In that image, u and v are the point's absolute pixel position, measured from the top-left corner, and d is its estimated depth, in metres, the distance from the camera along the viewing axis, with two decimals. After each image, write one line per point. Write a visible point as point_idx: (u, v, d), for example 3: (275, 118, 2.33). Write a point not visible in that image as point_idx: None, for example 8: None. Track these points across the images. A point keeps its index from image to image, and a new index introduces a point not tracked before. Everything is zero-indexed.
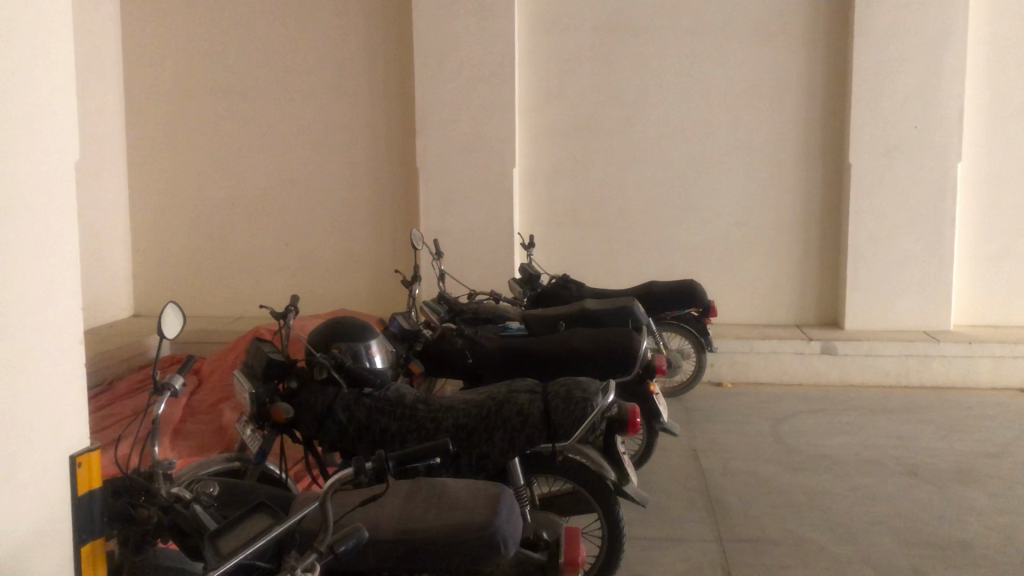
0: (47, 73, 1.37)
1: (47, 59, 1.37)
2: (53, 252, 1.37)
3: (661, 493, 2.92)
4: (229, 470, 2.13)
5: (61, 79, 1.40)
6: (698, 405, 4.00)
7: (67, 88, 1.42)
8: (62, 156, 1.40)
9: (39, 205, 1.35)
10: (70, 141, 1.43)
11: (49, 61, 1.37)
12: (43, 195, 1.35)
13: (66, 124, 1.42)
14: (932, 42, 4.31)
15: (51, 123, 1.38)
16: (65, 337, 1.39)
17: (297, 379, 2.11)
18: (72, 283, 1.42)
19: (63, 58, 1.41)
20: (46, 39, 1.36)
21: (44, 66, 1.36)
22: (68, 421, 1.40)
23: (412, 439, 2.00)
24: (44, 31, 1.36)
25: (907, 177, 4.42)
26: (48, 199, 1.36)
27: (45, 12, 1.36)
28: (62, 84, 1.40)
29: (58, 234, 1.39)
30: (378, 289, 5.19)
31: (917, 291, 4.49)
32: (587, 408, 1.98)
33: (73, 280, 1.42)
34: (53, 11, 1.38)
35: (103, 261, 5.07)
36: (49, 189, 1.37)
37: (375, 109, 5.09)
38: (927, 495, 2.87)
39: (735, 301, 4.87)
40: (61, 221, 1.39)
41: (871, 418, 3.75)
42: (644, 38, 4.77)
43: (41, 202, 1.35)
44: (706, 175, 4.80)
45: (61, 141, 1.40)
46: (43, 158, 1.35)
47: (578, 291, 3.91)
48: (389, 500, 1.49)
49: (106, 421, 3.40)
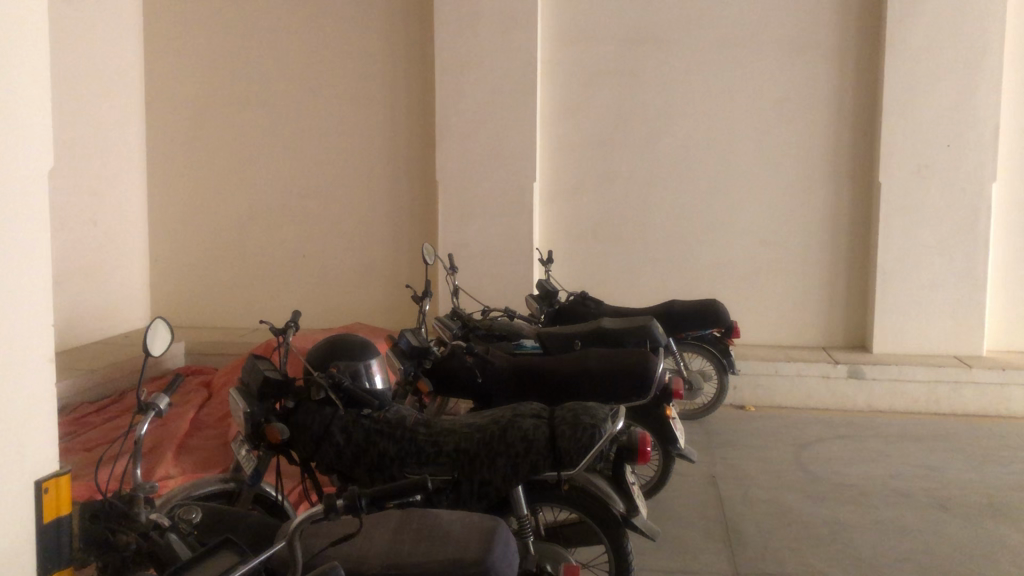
0: (18, 93, 1.42)
1: (21, 79, 1.42)
2: (24, 263, 1.42)
3: (676, 521, 2.82)
4: (223, 491, 2.05)
5: (33, 98, 1.45)
6: (718, 429, 3.89)
7: (42, 105, 1.47)
8: (35, 173, 1.46)
9: (11, 222, 1.40)
10: (43, 158, 1.48)
11: (23, 81, 1.42)
12: (14, 209, 1.40)
13: (41, 139, 1.47)
14: (968, 58, 4.18)
15: (25, 143, 1.43)
16: (34, 349, 1.44)
17: (294, 399, 2.02)
18: (45, 299, 1.47)
19: (37, 79, 1.46)
20: (18, 58, 1.41)
21: (18, 85, 1.42)
22: (35, 450, 1.45)
23: (412, 462, 1.92)
24: (14, 48, 1.40)
25: (939, 196, 4.29)
26: (20, 214, 1.42)
27: (20, 34, 1.42)
28: (37, 101, 1.45)
29: (31, 246, 1.44)
30: (395, 303, 5.11)
31: (949, 315, 4.34)
32: (595, 434, 1.87)
33: (46, 292, 1.47)
34: (26, 32, 1.43)
35: (122, 270, 5.04)
36: (22, 207, 1.42)
37: (396, 122, 5.03)
38: (955, 529, 2.75)
39: (760, 322, 4.74)
40: (34, 240, 1.44)
41: (897, 446, 3.61)
42: (669, 52, 4.68)
43: (13, 216, 1.40)
44: (730, 192, 4.69)
45: (34, 158, 1.45)
46: (15, 177, 1.41)
47: (597, 308, 3.82)
48: (377, 532, 1.40)
49: (110, 433, 3.32)
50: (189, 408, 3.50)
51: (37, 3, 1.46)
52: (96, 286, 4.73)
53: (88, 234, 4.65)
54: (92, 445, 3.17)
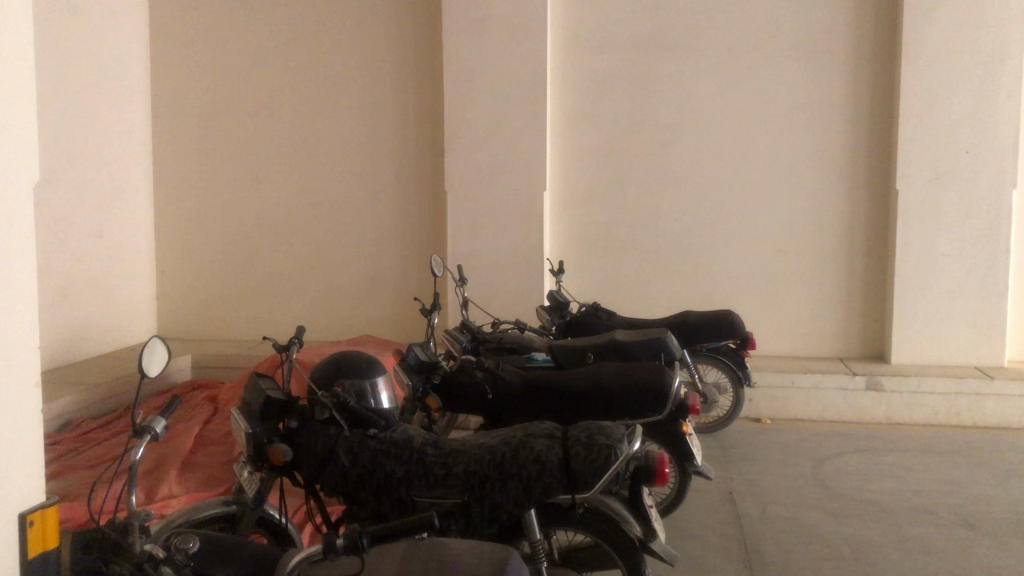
0: (10, 141, 1.60)
1: (7, 130, 1.59)
2: (14, 297, 1.59)
3: (693, 541, 2.73)
4: (225, 515, 1.95)
5: (21, 151, 1.62)
6: (734, 443, 3.80)
7: (30, 159, 1.65)
8: (21, 208, 1.62)
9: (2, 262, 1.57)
10: (28, 196, 1.65)
11: (13, 137, 1.60)
12: (6, 251, 1.58)
13: (26, 187, 1.64)
14: (986, 62, 4.09)
15: (16, 191, 1.61)
16: (21, 375, 1.60)
17: (298, 418, 1.95)
18: (30, 332, 1.63)
19: (22, 127, 1.63)
20: (5, 111, 1.59)
21: (10, 140, 1.60)
22: (19, 481, 1.60)
23: (420, 485, 1.84)
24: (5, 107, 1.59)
25: (956, 204, 4.20)
26: (11, 255, 1.59)
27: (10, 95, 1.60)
28: (25, 154, 1.63)
29: (19, 283, 1.61)
30: (403, 315, 5.03)
31: (969, 325, 4.24)
32: (610, 455, 1.79)
33: (31, 326, 1.63)
34: (11, 83, 1.60)
35: (128, 283, 4.99)
36: (12, 242, 1.59)
37: (404, 130, 4.97)
38: (981, 548, 2.65)
39: (776, 334, 4.65)
40: (22, 278, 1.61)
41: (919, 460, 3.52)
42: (682, 58, 4.60)
43: (5, 256, 1.58)
44: (744, 200, 4.61)
45: (22, 199, 1.62)
46: (5, 217, 1.58)
47: (610, 319, 3.75)
48: (383, 564, 1.30)
49: (113, 450, 3.25)
50: (195, 424, 3.43)
51: (26, 68, 1.64)
52: (102, 300, 4.68)
53: (94, 247, 4.60)
54: (96, 462, 3.10)
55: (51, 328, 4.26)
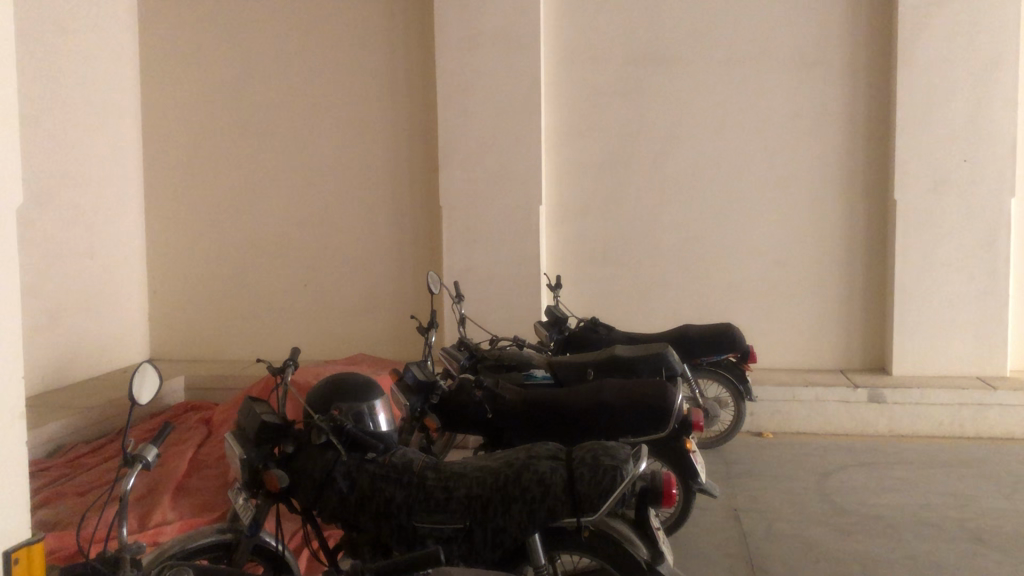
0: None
1: None
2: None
3: (699, 560, 2.68)
4: (220, 544, 1.89)
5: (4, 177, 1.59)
6: (736, 458, 3.75)
7: (11, 185, 1.61)
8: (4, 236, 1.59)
9: None
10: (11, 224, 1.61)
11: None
12: None
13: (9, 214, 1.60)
14: (982, 70, 4.07)
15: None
16: (5, 406, 1.57)
17: (294, 443, 1.89)
18: (14, 363, 1.59)
19: (4, 153, 1.60)
20: None
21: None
22: (4, 516, 1.56)
23: (421, 510, 1.79)
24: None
25: (955, 213, 4.17)
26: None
27: None
28: (7, 181, 1.60)
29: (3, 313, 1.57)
30: (398, 332, 4.98)
31: (970, 335, 4.20)
32: (616, 477, 1.73)
33: (15, 356, 1.60)
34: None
35: (120, 304, 4.93)
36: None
37: (398, 146, 4.93)
38: (993, 563, 2.60)
39: (776, 346, 4.61)
40: (6, 307, 1.58)
41: (924, 473, 3.47)
42: (676, 70, 4.58)
43: None
44: (741, 213, 4.58)
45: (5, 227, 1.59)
46: None
47: (609, 334, 3.71)
48: None
49: (106, 475, 3.19)
50: (189, 448, 3.37)
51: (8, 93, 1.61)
52: (94, 321, 4.62)
53: (84, 268, 4.54)
54: (88, 488, 3.04)
55: (43, 350, 4.20)
